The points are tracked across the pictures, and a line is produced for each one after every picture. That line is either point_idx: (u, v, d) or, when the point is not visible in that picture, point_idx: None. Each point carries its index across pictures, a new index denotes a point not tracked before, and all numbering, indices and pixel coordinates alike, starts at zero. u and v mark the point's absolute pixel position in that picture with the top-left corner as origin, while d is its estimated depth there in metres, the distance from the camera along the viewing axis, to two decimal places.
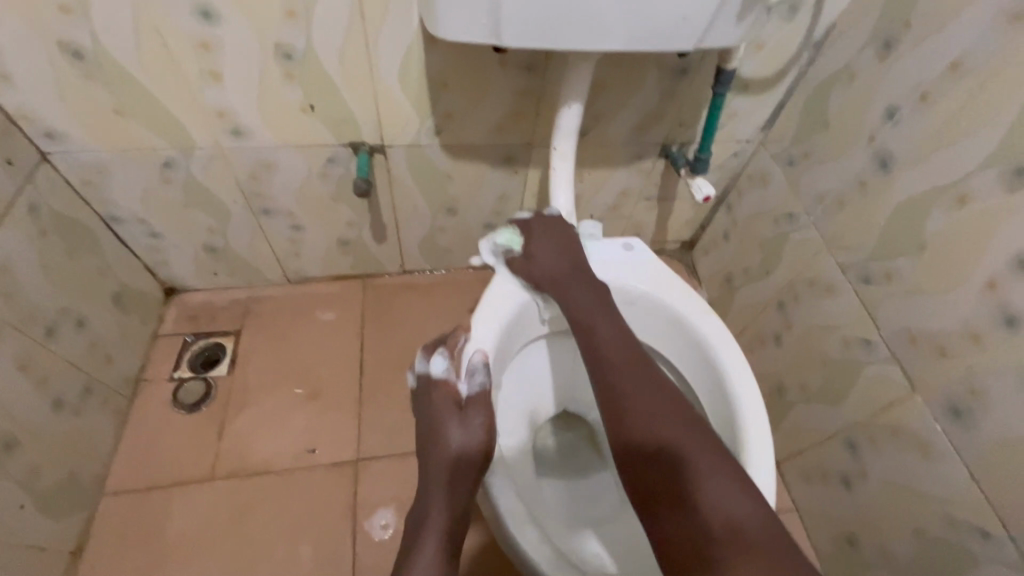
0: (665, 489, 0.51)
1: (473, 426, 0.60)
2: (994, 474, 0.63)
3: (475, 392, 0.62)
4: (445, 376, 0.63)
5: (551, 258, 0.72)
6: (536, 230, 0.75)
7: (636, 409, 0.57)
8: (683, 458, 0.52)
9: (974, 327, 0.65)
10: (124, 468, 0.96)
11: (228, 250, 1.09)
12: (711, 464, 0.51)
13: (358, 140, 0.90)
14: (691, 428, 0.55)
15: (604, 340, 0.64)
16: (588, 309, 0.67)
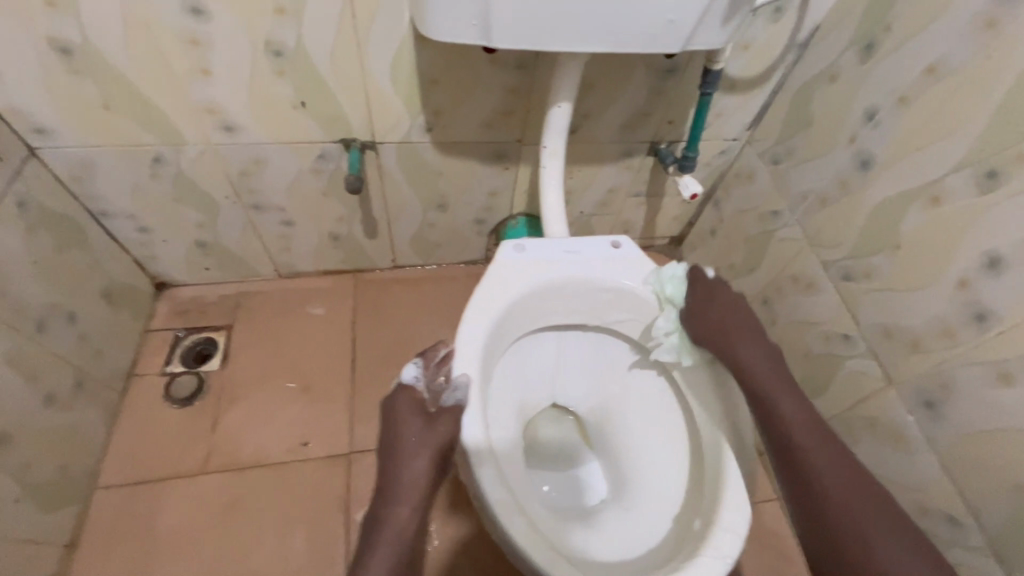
0: (854, 569, 0.54)
1: (437, 432, 0.62)
2: (962, 463, 0.66)
3: (450, 403, 0.63)
4: (414, 384, 0.67)
5: (721, 317, 0.72)
6: (712, 297, 0.73)
7: (823, 472, 0.60)
8: (869, 533, 0.55)
9: (946, 323, 0.67)
10: (116, 462, 0.97)
11: (219, 245, 1.09)
12: (906, 558, 0.53)
13: (348, 136, 0.91)
14: (879, 498, 0.58)
15: (788, 411, 0.65)
16: (769, 379, 0.67)
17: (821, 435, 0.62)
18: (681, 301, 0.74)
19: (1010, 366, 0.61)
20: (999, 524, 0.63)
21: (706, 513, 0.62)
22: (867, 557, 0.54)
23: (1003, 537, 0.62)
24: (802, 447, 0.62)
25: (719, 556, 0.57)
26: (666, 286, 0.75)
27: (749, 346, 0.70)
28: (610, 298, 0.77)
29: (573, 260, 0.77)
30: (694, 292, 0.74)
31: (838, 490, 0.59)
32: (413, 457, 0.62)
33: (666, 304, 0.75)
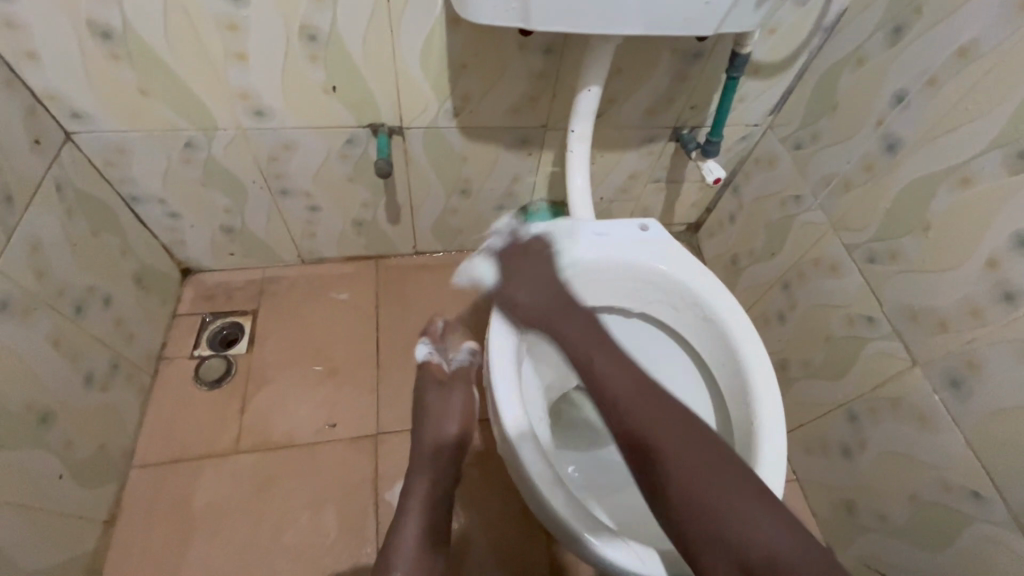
0: (692, 523, 0.49)
1: (453, 397, 0.80)
2: (988, 441, 0.67)
3: (457, 364, 0.84)
4: (431, 358, 0.83)
5: (534, 292, 0.69)
6: (545, 274, 0.71)
7: (634, 421, 0.55)
8: (693, 476, 0.50)
9: (974, 302, 0.68)
10: (150, 441, 0.99)
11: (244, 231, 1.11)
12: (730, 500, 0.48)
13: (377, 121, 0.92)
14: (699, 436, 0.53)
15: (606, 369, 0.60)
16: (586, 345, 0.63)
17: (649, 391, 0.57)
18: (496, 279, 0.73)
19: None
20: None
21: None
22: (699, 497, 0.49)
23: None
24: (625, 389, 0.57)
25: None
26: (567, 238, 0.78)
27: (562, 316, 0.67)
28: (639, 279, 0.78)
29: (600, 242, 0.78)
30: (504, 268, 0.73)
31: (653, 440, 0.53)
32: (432, 452, 0.76)
33: (662, 259, 0.78)
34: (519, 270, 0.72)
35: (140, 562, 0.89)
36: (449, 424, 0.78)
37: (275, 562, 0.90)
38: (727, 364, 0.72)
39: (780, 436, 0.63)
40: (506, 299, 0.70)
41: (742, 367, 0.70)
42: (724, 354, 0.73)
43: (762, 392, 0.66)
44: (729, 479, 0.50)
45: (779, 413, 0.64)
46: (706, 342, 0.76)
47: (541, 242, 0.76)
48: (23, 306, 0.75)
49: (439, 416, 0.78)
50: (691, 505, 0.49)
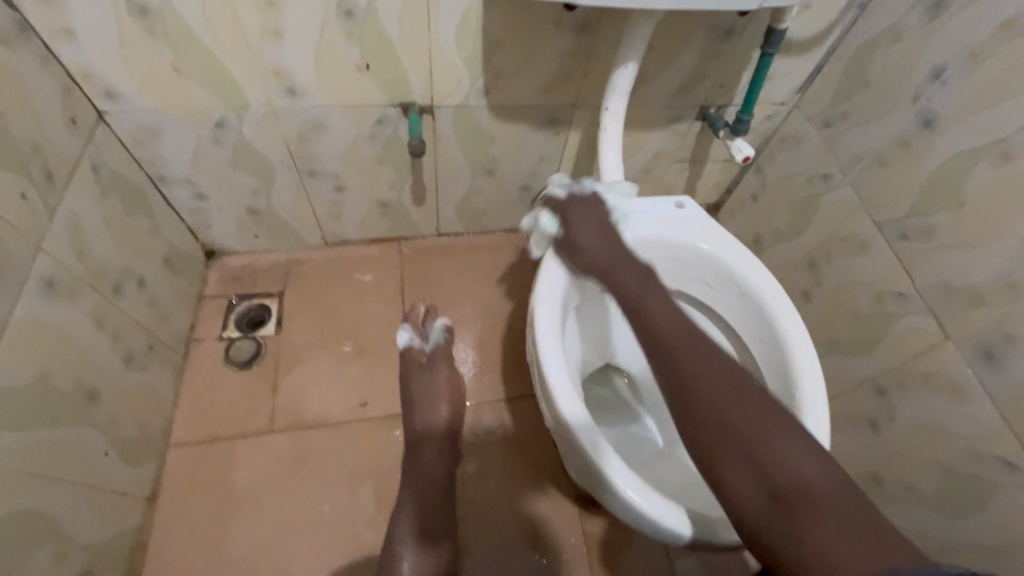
0: (761, 517, 0.43)
1: (435, 374, 0.86)
2: (1022, 412, 0.69)
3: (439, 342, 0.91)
4: (413, 344, 0.89)
5: (591, 236, 0.70)
6: (621, 256, 0.67)
7: (700, 379, 0.50)
8: (770, 466, 0.44)
9: (1011, 275, 0.69)
10: (186, 421, 1.01)
11: (270, 212, 1.11)
12: (806, 497, 0.42)
13: (408, 100, 0.92)
14: (766, 405, 0.48)
15: (687, 342, 0.54)
16: (655, 306, 0.58)
17: (737, 374, 0.50)
18: (558, 232, 0.73)
19: None
20: None
21: None
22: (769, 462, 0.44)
23: None
24: (688, 352, 0.53)
25: None
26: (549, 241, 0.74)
27: (619, 265, 0.65)
28: (676, 256, 0.79)
29: (637, 219, 0.79)
30: (565, 219, 0.72)
31: (724, 411, 0.48)
32: (427, 437, 0.82)
33: (698, 236, 0.78)
34: (579, 219, 0.72)
35: (183, 537, 0.91)
36: (438, 409, 0.84)
37: (315, 536, 0.92)
38: (766, 338, 0.73)
39: (823, 405, 0.64)
40: (570, 244, 0.71)
41: (782, 341, 0.71)
42: (763, 328, 0.74)
43: (803, 366, 0.67)
44: (803, 447, 0.45)
45: (821, 384, 0.65)
46: (743, 317, 0.77)
47: (602, 198, 0.75)
48: (65, 286, 0.75)
49: (429, 404, 0.84)
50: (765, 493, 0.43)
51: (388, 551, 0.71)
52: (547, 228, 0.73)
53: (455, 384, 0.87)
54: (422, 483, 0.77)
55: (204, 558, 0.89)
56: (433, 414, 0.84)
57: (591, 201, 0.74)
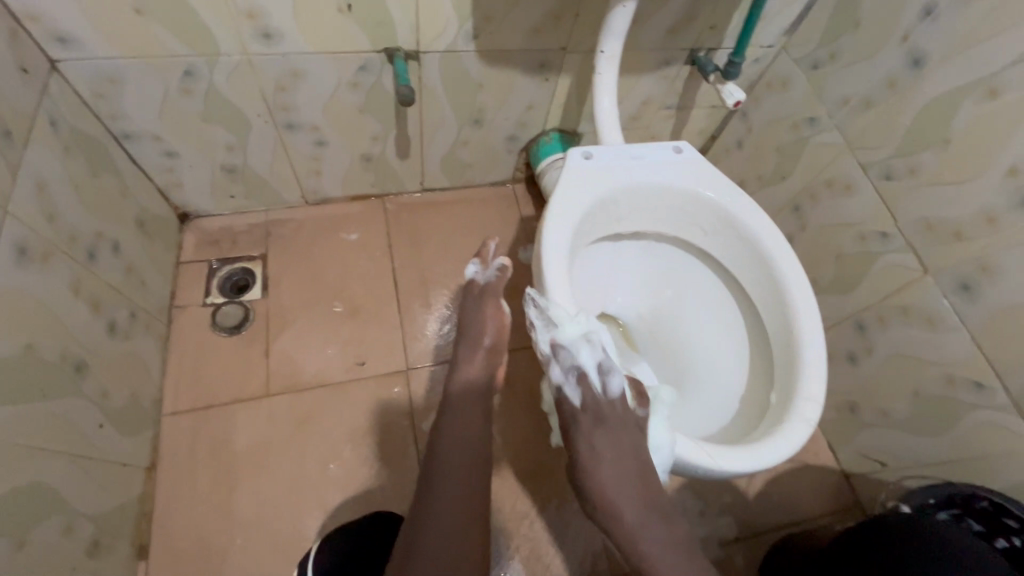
0: (608, 518, 0.60)
1: (487, 313, 0.78)
2: (994, 336, 0.74)
3: (491, 280, 0.82)
4: (475, 278, 0.83)
5: (610, 470, 0.61)
6: (598, 414, 0.63)
7: (606, 481, 0.61)
8: (620, 497, 0.60)
9: (992, 210, 0.73)
10: (178, 389, 0.98)
11: (247, 170, 1.05)
12: (639, 510, 0.59)
13: (392, 45, 0.87)
14: (630, 462, 0.61)
15: (599, 431, 0.62)
16: (612, 466, 0.61)
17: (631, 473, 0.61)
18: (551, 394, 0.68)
19: None
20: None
21: (784, 388, 0.69)
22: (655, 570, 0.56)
23: None
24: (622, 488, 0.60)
25: (802, 420, 0.64)
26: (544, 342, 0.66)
27: (596, 431, 0.62)
28: (677, 201, 0.80)
29: (638, 165, 0.79)
30: (579, 434, 0.63)
31: (593, 453, 0.62)
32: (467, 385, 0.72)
33: (698, 180, 0.79)
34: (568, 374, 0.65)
35: (189, 502, 0.90)
36: (478, 348, 0.75)
37: (324, 493, 0.93)
38: (762, 280, 0.76)
39: (819, 341, 0.69)
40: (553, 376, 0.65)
41: (779, 282, 0.74)
42: (760, 270, 0.76)
43: (800, 306, 0.71)
44: (668, 538, 0.58)
45: (818, 322, 0.69)
46: (739, 260, 0.79)
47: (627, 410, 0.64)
48: (39, 252, 0.71)
49: (471, 339, 0.76)
50: (610, 505, 0.60)
51: (422, 486, 0.62)
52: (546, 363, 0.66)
53: (502, 330, 0.78)
54: (462, 414, 0.68)
55: (213, 521, 0.89)
56: (473, 349, 0.75)
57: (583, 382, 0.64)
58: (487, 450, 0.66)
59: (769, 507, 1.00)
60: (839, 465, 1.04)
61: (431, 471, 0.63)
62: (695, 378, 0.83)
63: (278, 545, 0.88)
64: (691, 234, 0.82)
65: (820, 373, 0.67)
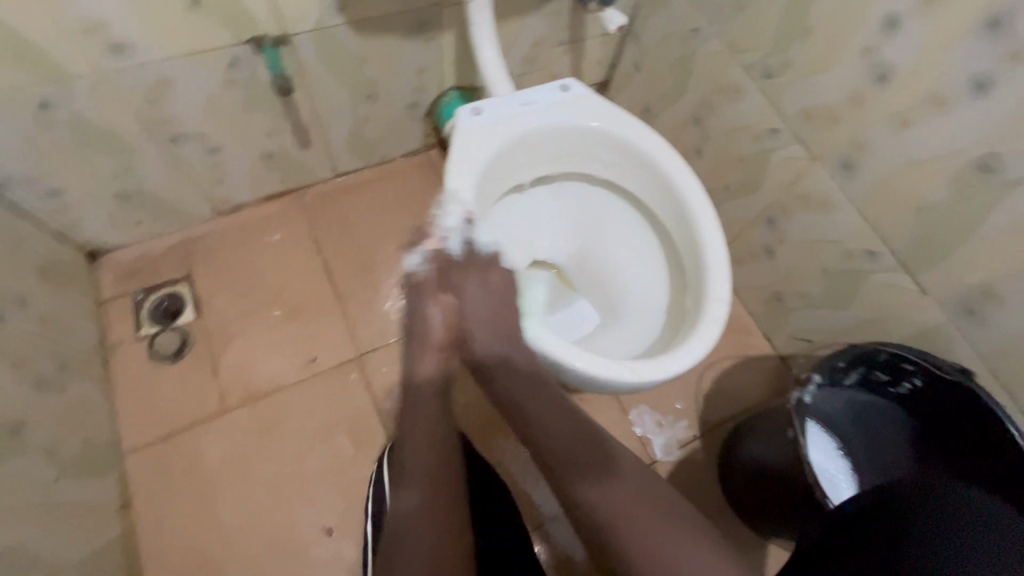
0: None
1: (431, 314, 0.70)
2: (874, 205, 0.81)
3: (421, 273, 0.73)
4: (416, 272, 0.73)
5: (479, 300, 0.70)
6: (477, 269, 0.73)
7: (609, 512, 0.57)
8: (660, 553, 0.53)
9: (856, 90, 0.77)
10: (133, 427, 0.98)
11: (145, 193, 1.01)
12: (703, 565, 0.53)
13: (257, 34, 0.84)
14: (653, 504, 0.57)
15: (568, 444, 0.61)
16: (561, 439, 0.62)
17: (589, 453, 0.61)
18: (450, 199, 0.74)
19: (908, 113, 0.72)
20: (906, 245, 0.79)
21: (695, 295, 0.74)
22: None
23: (910, 253, 0.78)
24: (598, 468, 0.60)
25: (713, 321, 0.69)
26: (463, 133, 0.77)
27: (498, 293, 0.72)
28: (574, 138, 0.81)
29: (527, 111, 0.80)
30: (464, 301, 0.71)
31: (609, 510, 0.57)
32: (422, 386, 0.68)
33: (589, 115, 0.80)
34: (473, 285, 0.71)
35: (173, 529, 0.92)
36: (429, 345, 0.69)
37: (304, 489, 0.96)
38: (665, 199, 0.79)
39: (719, 246, 0.74)
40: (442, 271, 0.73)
41: (678, 198, 0.77)
42: (661, 191, 0.80)
43: (700, 217, 0.75)
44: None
45: (716, 228, 0.74)
46: (642, 185, 0.82)
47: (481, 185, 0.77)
48: None
49: (419, 339, 0.70)
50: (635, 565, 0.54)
51: (396, 484, 0.61)
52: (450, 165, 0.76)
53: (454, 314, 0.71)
54: (421, 411, 0.65)
55: (201, 539, 0.92)
56: (424, 349, 0.69)
57: (476, 153, 0.76)
58: (452, 448, 0.64)
59: (720, 403, 1.09)
60: (777, 351, 1.13)
61: (399, 460, 0.62)
62: (625, 301, 0.87)
63: (272, 545, 0.92)
64: (594, 168, 0.84)
65: (724, 274, 0.72)
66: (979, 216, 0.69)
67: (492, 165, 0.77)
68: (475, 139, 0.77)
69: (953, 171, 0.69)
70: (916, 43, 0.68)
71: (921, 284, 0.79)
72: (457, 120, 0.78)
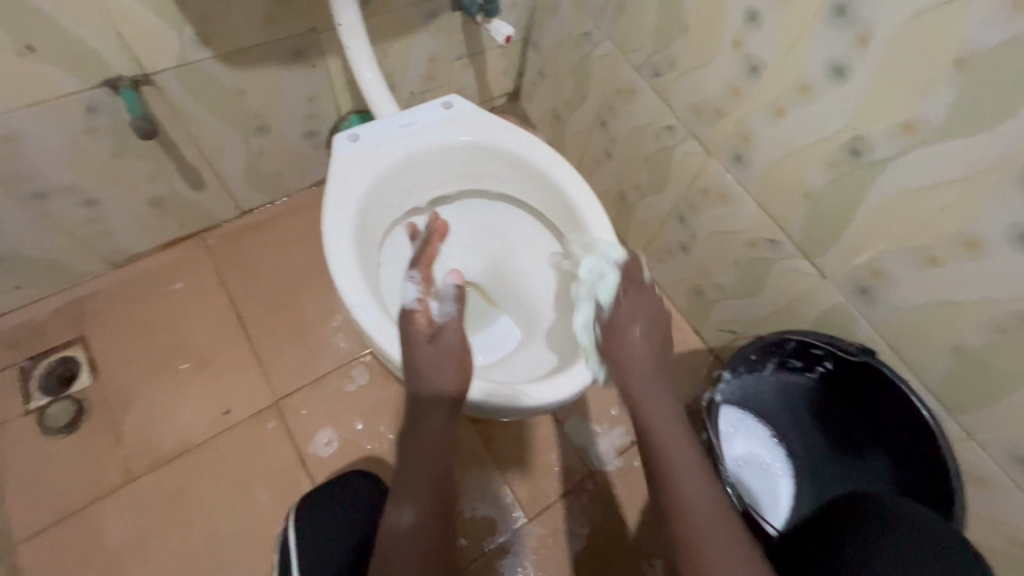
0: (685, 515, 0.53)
1: (445, 363, 0.61)
2: (766, 196, 0.81)
3: (444, 317, 0.64)
4: (415, 309, 0.64)
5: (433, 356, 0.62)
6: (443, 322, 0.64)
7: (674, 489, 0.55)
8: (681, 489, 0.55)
9: (733, 83, 0.78)
10: (25, 511, 0.89)
11: (18, 256, 0.93)
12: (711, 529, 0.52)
13: (112, 76, 0.78)
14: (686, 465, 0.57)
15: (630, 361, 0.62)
16: (640, 374, 0.62)
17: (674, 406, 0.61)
18: (330, 231, 0.70)
19: (781, 103, 0.73)
20: (800, 230, 0.79)
21: None
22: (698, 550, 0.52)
23: (805, 239, 0.79)
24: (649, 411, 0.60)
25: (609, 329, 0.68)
26: (342, 161, 0.74)
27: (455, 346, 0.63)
28: (462, 155, 0.79)
29: (409, 132, 0.77)
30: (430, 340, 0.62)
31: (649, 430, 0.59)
32: (431, 407, 0.61)
33: (475, 131, 0.78)
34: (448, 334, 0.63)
35: None
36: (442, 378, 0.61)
37: (222, 553, 0.89)
38: (561, 209, 0.78)
39: (614, 251, 0.72)
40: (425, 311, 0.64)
41: (572, 207, 0.76)
42: (555, 200, 0.78)
43: (592, 223, 0.73)
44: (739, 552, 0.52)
45: (609, 233, 0.72)
46: (538, 196, 0.80)
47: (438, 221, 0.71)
48: None
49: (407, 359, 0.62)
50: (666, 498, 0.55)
51: (392, 498, 0.59)
52: (328, 194, 0.72)
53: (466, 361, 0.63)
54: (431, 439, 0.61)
55: None
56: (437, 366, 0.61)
57: (356, 181, 0.73)
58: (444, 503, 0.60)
59: None
60: (707, 345, 1.13)
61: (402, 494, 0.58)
62: (540, 313, 0.85)
63: None
64: (489, 184, 0.82)
65: None
66: (857, 198, 0.70)
67: (376, 191, 0.74)
68: (355, 166, 0.73)
69: (828, 156, 0.70)
70: (777, 33, 0.69)
71: (819, 268, 0.79)
72: (334, 147, 0.74)
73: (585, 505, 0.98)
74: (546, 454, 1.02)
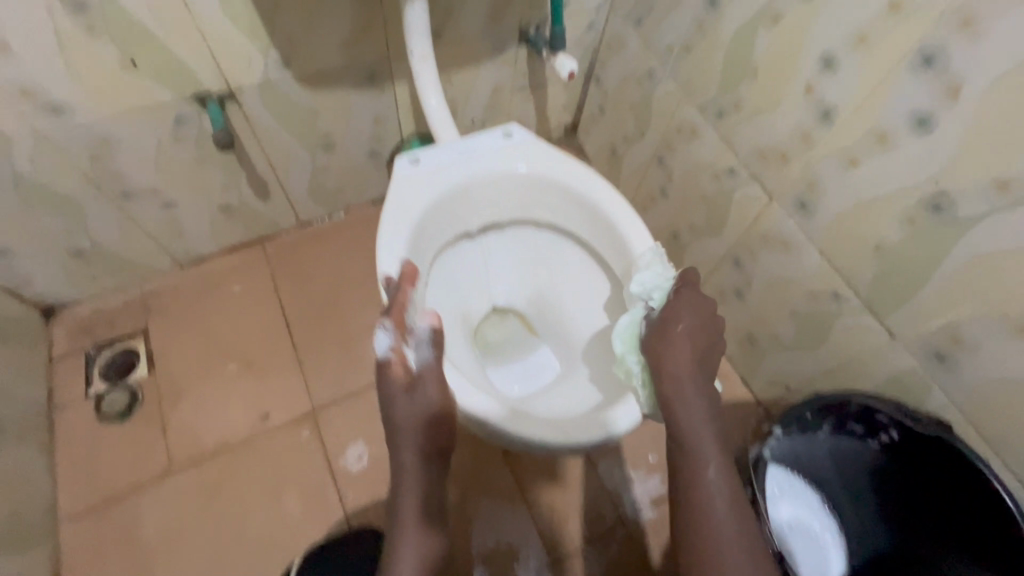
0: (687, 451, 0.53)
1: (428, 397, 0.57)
2: (832, 246, 0.77)
3: (423, 364, 0.59)
4: (391, 356, 0.58)
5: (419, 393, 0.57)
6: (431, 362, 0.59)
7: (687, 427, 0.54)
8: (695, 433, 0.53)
9: (803, 128, 0.75)
10: (72, 491, 0.94)
11: (100, 250, 1.00)
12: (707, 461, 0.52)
13: (201, 91, 0.85)
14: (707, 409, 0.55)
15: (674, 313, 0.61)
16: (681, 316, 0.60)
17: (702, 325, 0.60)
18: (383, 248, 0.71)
19: (854, 151, 0.69)
20: (869, 285, 0.74)
21: None
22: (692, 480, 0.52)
23: (875, 295, 0.74)
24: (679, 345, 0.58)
25: None
26: (403, 181, 0.76)
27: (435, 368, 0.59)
28: (518, 184, 0.79)
29: (468, 159, 0.78)
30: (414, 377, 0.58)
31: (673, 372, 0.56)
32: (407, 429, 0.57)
33: (532, 162, 0.78)
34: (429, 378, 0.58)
35: None
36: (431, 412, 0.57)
37: (245, 557, 0.90)
38: (613, 244, 0.76)
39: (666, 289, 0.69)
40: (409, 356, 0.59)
41: (625, 243, 0.74)
42: (609, 235, 0.76)
43: (645, 260, 0.71)
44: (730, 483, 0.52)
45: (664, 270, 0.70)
46: (591, 229, 0.79)
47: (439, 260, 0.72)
48: None
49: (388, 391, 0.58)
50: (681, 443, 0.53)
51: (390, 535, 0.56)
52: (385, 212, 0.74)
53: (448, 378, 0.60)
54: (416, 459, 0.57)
55: None
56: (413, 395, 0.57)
57: (413, 202, 0.74)
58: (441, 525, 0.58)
59: None
60: (756, 396, 1.07)
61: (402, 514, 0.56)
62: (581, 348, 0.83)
63: None
64: (541, 214, 0.82)
65: None
66: (936, 256, 0.65)
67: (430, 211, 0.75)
68: (414, 188, 0.75)
69: (906, 210, 0.66)
70: (854, 79, 0.66)
71: (889, 327, 0.74)
72: (395, 168, 0.77)
73: (613, 553, 0.94)
74: (575, 493, 0.98)
